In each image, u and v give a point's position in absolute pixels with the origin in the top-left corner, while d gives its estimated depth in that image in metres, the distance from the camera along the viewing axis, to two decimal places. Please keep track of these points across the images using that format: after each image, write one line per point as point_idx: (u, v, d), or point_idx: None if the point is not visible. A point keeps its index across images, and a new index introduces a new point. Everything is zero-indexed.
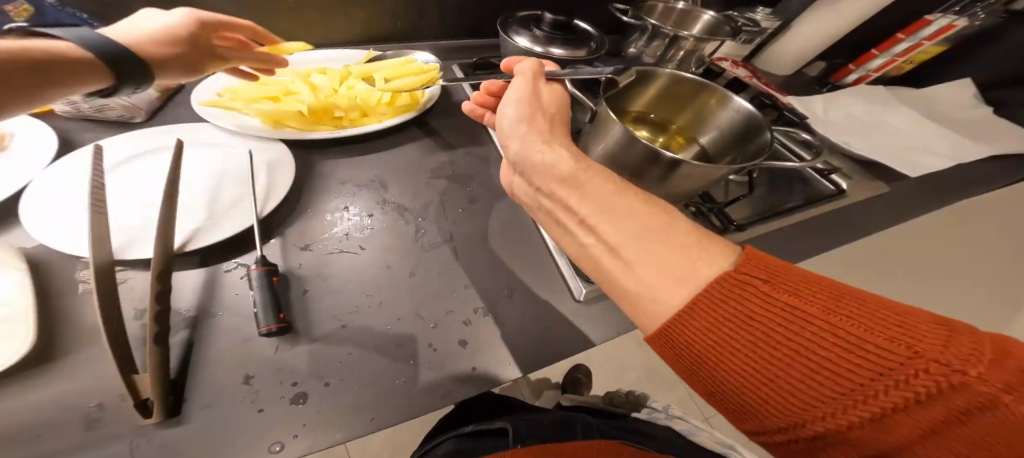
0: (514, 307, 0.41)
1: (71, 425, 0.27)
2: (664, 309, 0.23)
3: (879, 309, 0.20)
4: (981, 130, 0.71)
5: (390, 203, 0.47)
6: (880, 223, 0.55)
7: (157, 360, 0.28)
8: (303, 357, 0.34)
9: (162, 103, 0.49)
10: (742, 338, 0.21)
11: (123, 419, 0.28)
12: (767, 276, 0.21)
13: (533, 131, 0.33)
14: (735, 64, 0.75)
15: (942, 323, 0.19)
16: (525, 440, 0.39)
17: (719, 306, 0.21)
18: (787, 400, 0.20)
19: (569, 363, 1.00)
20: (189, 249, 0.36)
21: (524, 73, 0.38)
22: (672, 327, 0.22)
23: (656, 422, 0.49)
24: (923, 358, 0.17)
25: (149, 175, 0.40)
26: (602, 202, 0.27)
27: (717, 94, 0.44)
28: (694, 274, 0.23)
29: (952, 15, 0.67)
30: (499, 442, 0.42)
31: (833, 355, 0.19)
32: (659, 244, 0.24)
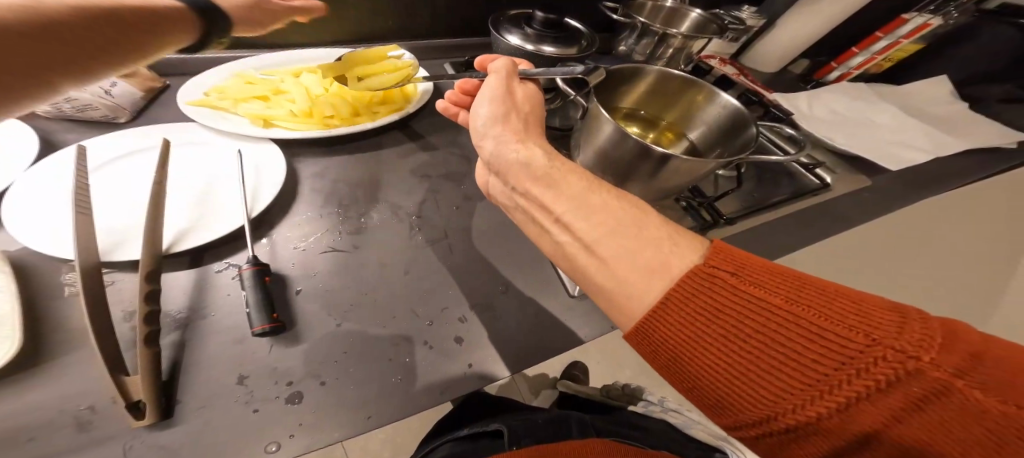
0: (509, 303, 0.41)
1: (59, 428, 0.26)
2: (639, 304, 0.24)
3: (841, 300, 0.20)
4: (958, 124, 0.74)
5: (383, 201, 0.47)
6: (866, 214, 0.57)
7: (148, 361, 0.28)
8: (297, 356, 0.33)
9: (148, 103, 0.48)
10: (712, 332, 0.21)
11: (113, 422, 0.27)
12: (736, 271, 0.22)
13: (507, 130, 0.34)
14: (724, 62, 0.77)
15: (899, 311, 0.19)
16: (520, 441, 0.39)
17: (690, 301, 0.22)
18: (756, 393, 0.20)
19: (564, 360, 1.01)
20: (177, 250, 0.35)
21: (498, 72, 0.38)
22: (645, 322, 0.23)
23: (651, 416, 0.50)
24: (880, 346, 0.18)
25: (136, 176, 0.39)
26: (580, 202, 0.27)
27: (705, 90, 0.45)
28: (667, 268, 0.23)
29: (926, 14, 0.69)
30: (495, 445, 0.42)
31: (796, 346, 0.19)
32: (632, 241, 0.25)
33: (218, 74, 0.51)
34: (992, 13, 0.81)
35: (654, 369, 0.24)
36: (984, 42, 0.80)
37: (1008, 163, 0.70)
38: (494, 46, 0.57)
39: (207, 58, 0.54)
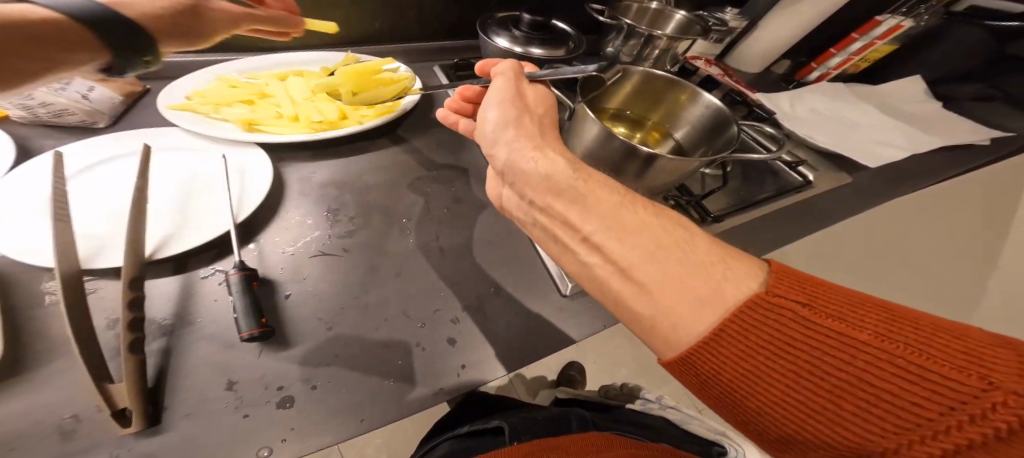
0: (501, 304, 0.42)
1: (40, 439, 0.26)
2: (682, 333, 0.22)
3: (935, 335, 0.19)
4: (931, 123, 0.76)
5: (373, 204, 0.46)
6: (846, 210, 0.59)
7: (134, 368, 0.28)
8: (288, 361, 0.33)
9: (128, 108, 0.47)
10: (787, 370, 0.20)
11: (98, 430, 0.27)
12: (809, 302, 0.20)
13: (520, 135, 0.33)
14: (709, 62, 0.78)
15: (1005, 347, 0.18)
16: (520, 437, 0.40)
17: (760, 336, 0.20)
18: (843, 436, 0.18)
19: (560, 360, 1.03)
20: (160, 257, 0.35)
21: (504, 74, 0.39)
22: (701, 357, 0.21)
23: (650, 414, 0.51)
24: (999, 391, 0.16)
25: (116, 181, 0.38)
26: (599, 211, 0.27)
27: (688, 90, 0.46)
28: (719, 295, 0.22)
29: (898, 16, 0.72)
30: (495, 440, 0.43)
31: (891, 387, 0.18)
32: (675, 265, 0.23)
33: (200, 77, 0.50)
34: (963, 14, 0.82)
35: (709, 402, 0.23)
36: (955, 43, 0.83)
37: (982, 159, 0.72)
38: (482, 49, 0.57)
39: (188, 62, 0.53)
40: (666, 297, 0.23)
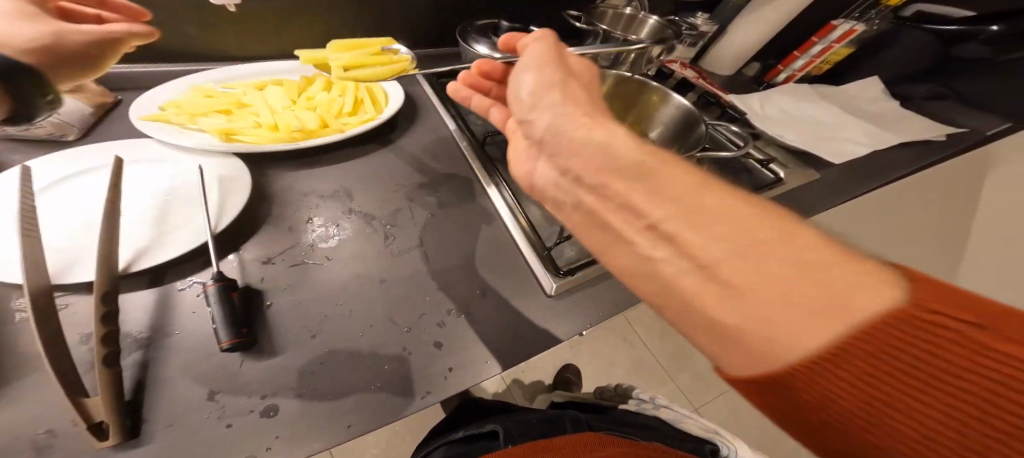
0: (487, 306, 0.42)
1: (15, 453, 0.26)
2: (772, 354, 0.18)
3: None
4: (888, 123, 0.79)
5: (356, 212, 0.46)
6: (817, 204, 0.61)
7: (109, 381, 0.27)
8: (271, 369, 0.33)
9: (98, 120, 0.46)
10: (935, 412, 0.15)
11: (74, 442, 0.27)
12: (986, 324, 0.15)
13: (561, 98, 0.31)
14: (685, 65, 0.80)
15: None
16: (515, 440, 0.42)
17: (899, 367, 0.16)
18: None
19: (556, 362, 1.20)
20: (134, 270, 0.34)
21: (541, 40, 0.38)
22: (801, 383, 0.17)
23: (646, 412, 0.56)
24: None
25: (87, 196, 0.37)
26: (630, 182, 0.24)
27: (659, 91, 0.48)
28: (839, 305, 0.16)
29: (851, 21, 0.76)
30: (490, 445, 0.43)
31: None
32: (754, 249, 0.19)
33: (172, 87, 0.49)
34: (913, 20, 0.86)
35: (810, 437, 0.19)
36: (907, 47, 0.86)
37: (942, 153, 0.76)
38: (463, 56, 0.58)
39: (162, 72, 0.52)
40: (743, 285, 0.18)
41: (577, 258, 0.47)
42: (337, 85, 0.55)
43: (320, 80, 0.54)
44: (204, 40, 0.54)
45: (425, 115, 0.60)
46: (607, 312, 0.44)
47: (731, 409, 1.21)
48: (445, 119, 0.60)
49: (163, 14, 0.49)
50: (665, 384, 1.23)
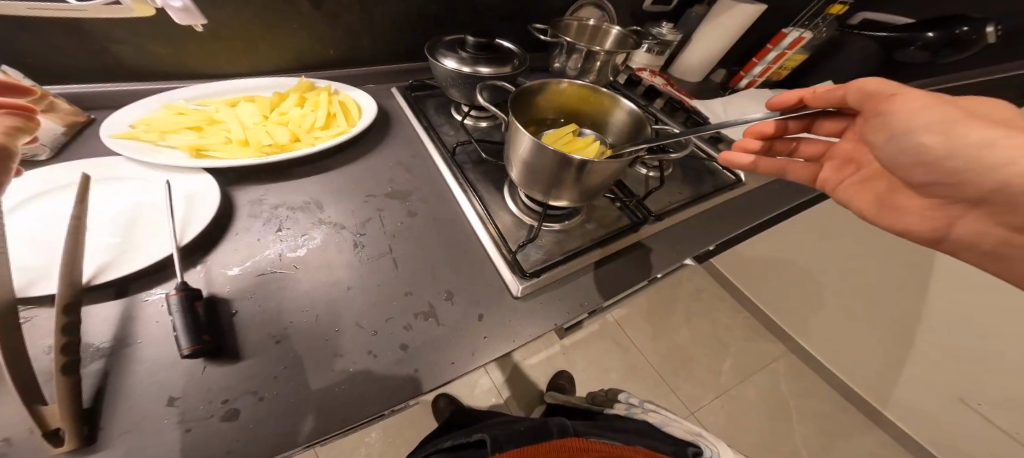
0: (455, 310, 0.43)
1: None
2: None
3: None
4: None
5: (327, 222, 0.47)
6: (775, 202, 0.64)
7: (65, 389, 0.29)
8: (233, 375, 0.35)
9: (70, 140, 0.46)
10: None
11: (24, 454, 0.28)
12: None
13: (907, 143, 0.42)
14: (654, 73, 0.84)
15: None
16: (503, 446, 0.46)
17: None
18: None
19: (550, 369, 1.22)
20: (97, 283, 0.35)
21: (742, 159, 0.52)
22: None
23: (637, 415, 0.59)
24: None
25: (54, 211, 0.39)
26: (953, 123, 0.36)
27: (610, 97, 0.50)
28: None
29: (800, 28, 0.80)
30: (476, 451, 0.48)
31: None
32: (998, 161, 0.35)
33: (145, 106, 0.50)
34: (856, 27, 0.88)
35: None
36: (854, 53, 0.88)
37: None
38: (433, 71, 0.60)
39: (138, 90, 0.54)
40: (985, 198, 0.37)
41: (543, 260, 0.48)
42: (310, 100, 0.56)
43: (293, 95, 0.56)
44: (176, 59, 0.55)
45: (397, 126, 0.62)
46: (576, 312, 0.45)
47: (728, 412, 1.22)
48: (418, 130, 0.61)
49: (134, 36, 0.51)
50: (660, 388, 1.23)
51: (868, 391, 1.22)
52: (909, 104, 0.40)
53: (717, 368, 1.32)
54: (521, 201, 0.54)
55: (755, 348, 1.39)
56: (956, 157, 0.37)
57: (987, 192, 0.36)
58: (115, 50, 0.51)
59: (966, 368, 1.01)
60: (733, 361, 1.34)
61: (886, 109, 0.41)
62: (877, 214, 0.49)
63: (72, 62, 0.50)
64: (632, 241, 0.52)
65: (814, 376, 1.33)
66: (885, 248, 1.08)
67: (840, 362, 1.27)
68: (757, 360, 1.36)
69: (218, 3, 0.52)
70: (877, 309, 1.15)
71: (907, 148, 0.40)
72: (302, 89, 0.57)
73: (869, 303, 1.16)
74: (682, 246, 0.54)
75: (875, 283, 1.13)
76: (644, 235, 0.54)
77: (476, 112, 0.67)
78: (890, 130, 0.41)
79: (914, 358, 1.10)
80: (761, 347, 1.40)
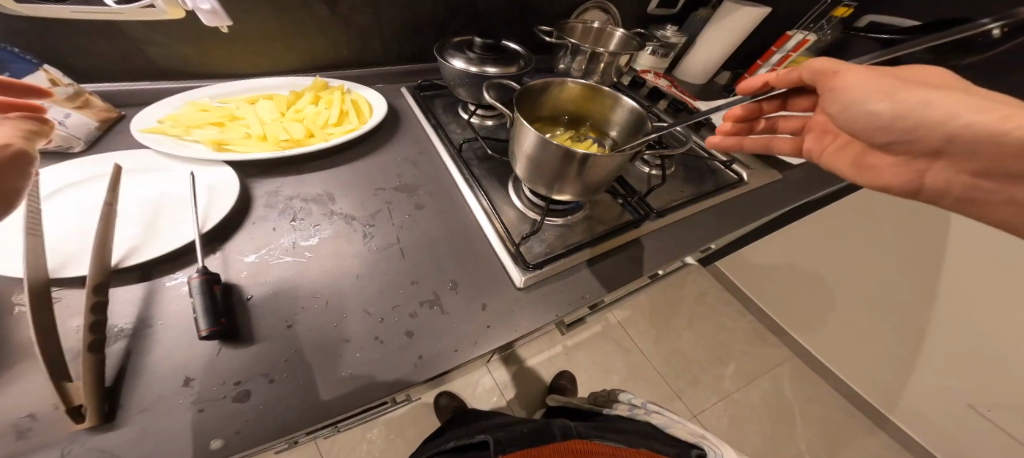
0: (458, 300, 0.44)
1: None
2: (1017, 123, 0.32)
3: None
4: None
5: (338, 213, 0.50)
6: (776, 201, 0.65)
7: (91, 368, 0.32)
8: (246, 357, 0.37)
9: (101, 134, 0.49)
10: None
11: (54, 426, 0.31)
12: None
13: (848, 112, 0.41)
14: (658, 76, 0.85)
15: None
16: (506, 450, 0.48)
17: None
18: None
19: (552, 369, 1.23)
20: (124, 265, 0.38)
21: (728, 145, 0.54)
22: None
23: (636, 417, 0.61)
24: None
25: (88, 198, 0.41)
26: (895, 86, 0.36)
27: (611, 96, 0.52)
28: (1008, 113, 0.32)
29: (804, 32, 0.81)
30: (479, 453, 0.49)
31: None
32: (939, 117, 0.35)
33: (170, 103, 0.53)
34: (862, 30, 0.89)
35: None
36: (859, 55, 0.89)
37: None
38: (441, 71, 0.62)
39: (167, 89, 0.57)
40: (940, 149, 0.37)
41: (545, 253, 0.50)
42: (324, 99, 0.59)
43: (308, 94, 0.58)
44: (202, 59, 0.58)
45: (406, 124, 0.65)
46: (576, 304, 0.47)
47: (731, 415, 1.21)
48: (426, 128, 0.64)
49: (165, 37, 0.54)
50: (661, 390, 1.23)
51: (875, 397, 1.21)
52: (853, 77, 0.39)
53: (720, 372, 1.31)
54: (525, 196, 0.56)
55: (760, 352, 1.39)
56: (905, 118, 0.37)
57: (940, 143, 0.36)
58: (148, 49, 0.54)
59: (975, 375, 0.99)
60: (737, 365, 1.34)
61: (833, 86, 0.41)
62: (859, 173, 0.48)
63: (103, 64, 0.53)
64: (632, 237, 0.54)
65: (821, 381, 1.32)
66: (894, 253, 1.07)
67: (846, 367, 1.26)
68: (762, 364, 1.35)
69: (241, 7, 0.55)
70: (883, 313, 1.14)
71: (857, 119, 0.40)
72: (316, 88, 0.59)
73: (876, 308, 1.15)
74: (683, 243, 0.55)
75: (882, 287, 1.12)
76: (644, 231, 0.55)
77: (483, 111, 0.69)
78: (842, 105, 0.40)
79: (922, 364, 1.09)
80: (766, 351, 1.39)
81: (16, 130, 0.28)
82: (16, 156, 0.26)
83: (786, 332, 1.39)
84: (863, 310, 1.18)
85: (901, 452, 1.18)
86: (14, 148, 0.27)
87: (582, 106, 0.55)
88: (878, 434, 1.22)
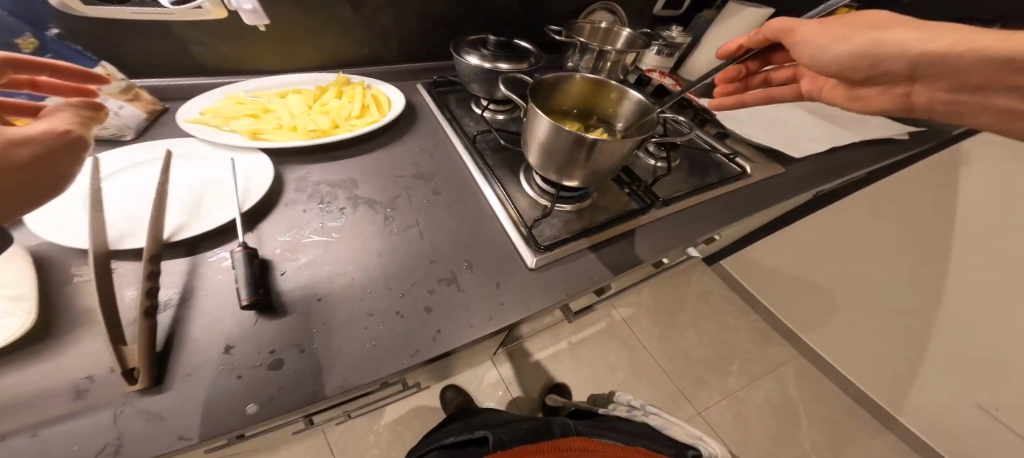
0: (474, 278, 0.48)
1: (70, 387, 0.34)
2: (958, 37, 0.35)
3: None
4: (847, 122, 0.87)
5: (361, 198, 0.53)
6: (778, 194, 0.67)
7: (145, 331, 0.35)
8: (279, 329, 0.40)
9: (150, 124, 0.53)
10: None
11: (113, 385, 0.34)
12: None
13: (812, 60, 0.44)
14: (663, 75, 0.88)
15: None
16: (505, 446, 0.50)
17: None
18: None
19: (557, 364, 1.25)
20: (176, 239, 0.42)
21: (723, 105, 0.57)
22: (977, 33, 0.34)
23: (636, 419, 0.63)
24: None
25: (140, 179, 0.45)
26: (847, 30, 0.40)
27: (617, 89, 0.55)
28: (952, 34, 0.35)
29: None
30: (478, 449, 0.51)
31: None
32: (895, 49, 0.38)
33: (208, 97, 0.57)
34: None
35: None
36: None
37: (903, 150, 0.82)
38: (457, 67, 0.65)
39: (205, 85, 0.61)
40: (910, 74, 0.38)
41: (556, 236, 0.53)
42: (346, 93, 0.63)
43: (332, 88, 0.62)
44: (235, 58, 0.62)
45: (423, 118, 0.68)
46: (584, 284, 0.49)
47: (735, 413, 1.23)
48: (442, 122, 0.67)
49: (206, 36, 0.58)
50: (666, 387, 1.25)
51: (881, 395, 1.21)
52: (808, 31, 0.43)
53: (725, 370, 1.32)
54: (536, 184, 0.59)
55: (765, 352, 1.40)
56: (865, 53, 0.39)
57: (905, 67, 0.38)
58: (190, 47, 0.58)
59: (981, 372, 1.00)
60: (742, 364, 1.35)
61: (793, 42, 0.44)
62: (849, 102, 0.47)
63: (148, 63, 0.57)
64: (638, 223, 0.57)
65: (827, 380, 1.33)
66: (898, 250, 1.08)
67: (851, 366, 1.27)
68: (767, 364, 1.36)
69: (273, 8, 0.59)
70: (888, 312, 1.15)
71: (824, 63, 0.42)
72: (339, 83, 0.63)
73: (879, 308, 1.16)
74: (687, 232, 0.58)
75: (886, 285, 1.13)
76: (649, 218, 0.58)
77: (495, 106, 0.72)
78: (810, 53, 0.43)
79: (928, 361, 1.09)
80: (771, 350, 1.40)
81: (75, 116, 0.29)
82: (77, 141, 0.28)
83: (791, 331, 1.40)
84: (867, 309, 1.19)
85: (907, 452, 1.18)
86: (74, 134, 0.28)
87: (590, 100, 0.59)
88: (884, 434, 1.22)
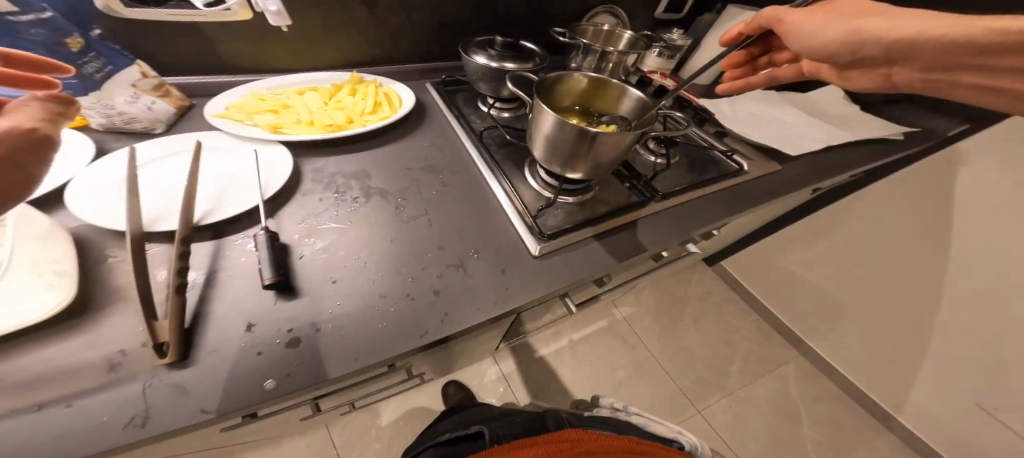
0: (480, 264, 0.50)
1: (108, 357, 0.36)
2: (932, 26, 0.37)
3: None
4: (844, 122, 0.90)
5: (374, 189, 0.56)
6: (774, 191, 0.69)
7: (175, 308, 0.38)
8: (297, 309, 0.43)
9: (180, 117, 0.58)
10: None
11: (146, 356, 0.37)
12: None
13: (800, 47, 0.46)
14: (664, 76, 0.90)
15: None
16: (501, 440, 0.52)
17: None
18: None
19: (558, 361, 1.27)
20: (205, 222, 0.45)
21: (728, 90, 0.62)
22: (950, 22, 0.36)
23: (620, 418, 0.64)
24: None
25: (171, 168, 0.48)
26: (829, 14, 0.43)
27: (618, 87, 0.58)
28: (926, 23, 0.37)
29: None
30: (473, 444, 0.55)
31: None
32: (873, 33, 0.40)
33: (230, 93, 0.60)
34: None
35: None
36: None
37: (900, 149, 0.84)
38: (465, 67, 0.68)
39: (228, 83, 0.64)
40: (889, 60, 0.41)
41: (558, 226, 0.55)
42: (360, 91, 0.66)
43: (347, 85, 0.65)
44: (255, 57, 0.66)
45: (432, 115, 0.71)
46: (585, 272, 0.52)
47: (736, 412, 1.24)
48: (450, 119, 0.70)
49: (230, 36, 0.61)
50: (666, 385, 1.27)
51: (881, 395, 1.22)
52: (795, 19, 0.46)
53: (725, 370, 1.33)
54: (540, 177, 0.62)
55: (766, 352, 1.40)
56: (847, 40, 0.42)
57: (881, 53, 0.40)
58: (217, 46, 0.61)
59: (981, 371, 1.01)
60: (742, 363, 1.36)
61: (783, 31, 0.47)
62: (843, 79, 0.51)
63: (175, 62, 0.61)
64: (638, 215, 0.59)
65: (827, 380, 1.34)
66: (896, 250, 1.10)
67: (851, 367, 1.28)
68: (768, 364, 1.37)
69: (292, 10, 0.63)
70: (887, 311, 1.16)
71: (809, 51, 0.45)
72: (353, 81, 0.66)
73: (879, 308, 1.17)
74: (684, 225, 0.60)
75: (885, 285, 1.14)
76: (648, 211, 0.60)
77: (501, 104, 0.75)
78: (797, 40, 0.46)
79: (928, 361, 1.10)
80: (772, 351, 1.41)
81: (45, 111, 0.30)
82: (45, 140, 0.28)
83: (791, 331, 1.41)
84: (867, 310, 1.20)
85: (908, 452, 1.19)
86: (41, 132, 0.28)
87: (592, 97, 0.61)
88: (885, 434, 1.22)
